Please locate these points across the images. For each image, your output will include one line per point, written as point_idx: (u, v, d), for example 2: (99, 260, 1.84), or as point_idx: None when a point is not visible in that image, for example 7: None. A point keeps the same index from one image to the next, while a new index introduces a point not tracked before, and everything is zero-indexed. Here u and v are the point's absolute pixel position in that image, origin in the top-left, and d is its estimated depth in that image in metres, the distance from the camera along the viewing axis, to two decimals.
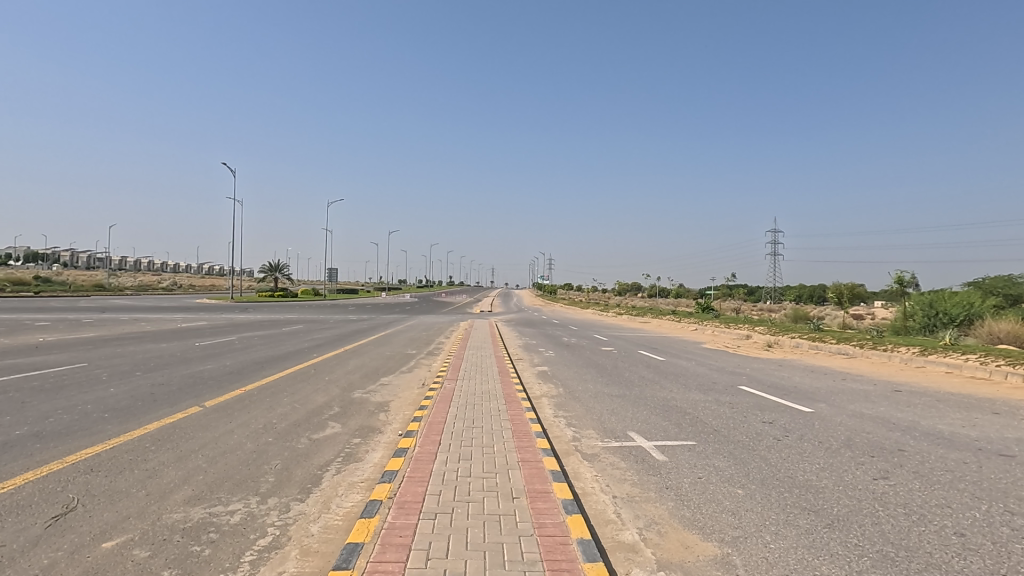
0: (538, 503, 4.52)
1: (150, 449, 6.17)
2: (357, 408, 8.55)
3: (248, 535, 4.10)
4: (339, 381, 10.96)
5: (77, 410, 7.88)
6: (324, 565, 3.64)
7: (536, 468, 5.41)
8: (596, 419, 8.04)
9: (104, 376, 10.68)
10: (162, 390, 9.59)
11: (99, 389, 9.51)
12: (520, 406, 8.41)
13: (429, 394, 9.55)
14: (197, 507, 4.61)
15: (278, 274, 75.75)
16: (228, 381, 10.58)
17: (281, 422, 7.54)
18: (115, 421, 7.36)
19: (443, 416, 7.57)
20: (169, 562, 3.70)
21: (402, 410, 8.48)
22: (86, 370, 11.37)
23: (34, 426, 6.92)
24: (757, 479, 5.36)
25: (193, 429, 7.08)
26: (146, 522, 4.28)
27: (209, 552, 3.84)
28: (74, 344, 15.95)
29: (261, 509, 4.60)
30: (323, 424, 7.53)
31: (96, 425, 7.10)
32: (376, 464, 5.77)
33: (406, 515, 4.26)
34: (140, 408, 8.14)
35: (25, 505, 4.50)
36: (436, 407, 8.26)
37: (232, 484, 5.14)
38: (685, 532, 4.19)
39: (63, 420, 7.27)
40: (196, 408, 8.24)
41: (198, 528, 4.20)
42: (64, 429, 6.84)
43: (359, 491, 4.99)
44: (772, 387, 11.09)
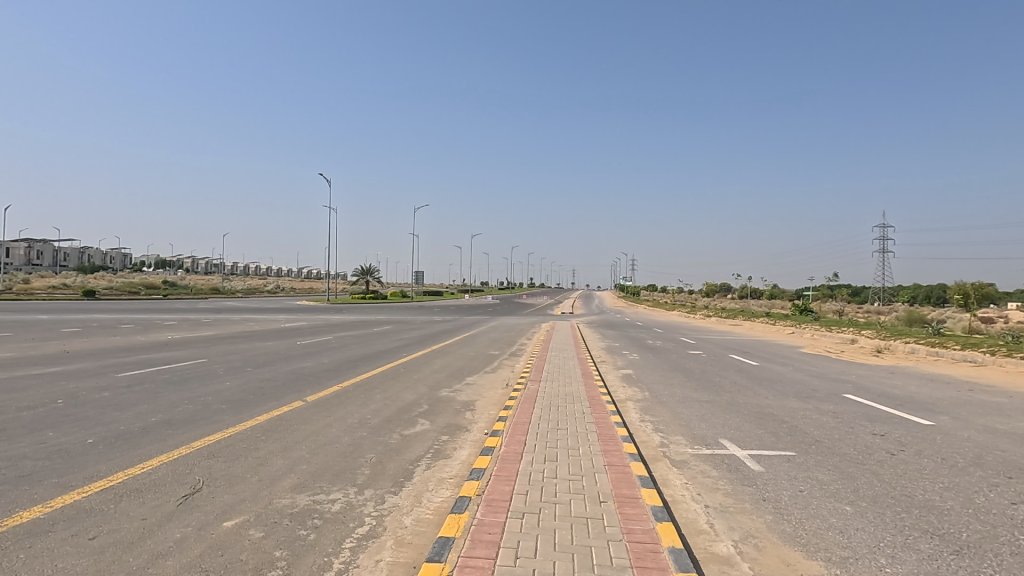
0: (626, 508, 4.43)
1: (260, 438, 6.73)
2: (444, 406, 8.85)
3: (347, 523, 4.36)
4: (427, 380, 11.37)
5: (198, 401, 8.75)
6: (417, 557, 3.79)
7: (623, 473, 5.30)
8: (684, 425, 7.78)
9: (220, 371, 11.81)
10: (269, 384, 10.46)
11: (217, 382, 10.55)
12: (606, 410, 8.29)
13: (513, 395, 9.65)
14: (302, 494, 4.97)
15: (370, 278, 80.57)
16: (324, 378, 11.31)
17: (374, 418, 7.96)
18: (230, 412, 8.08)
19: (528, 417, 7.62)
20: (279, 543, 4.01)
21: (487, 409, 8.63)
22: (205, 365, 12.60)
23: (166, 414, 7.79)
24: (869, 497, 4.93)
25: (296, 421, 7.64)
26: (259, 505, 4.68)
27: (314, 537, 4.12)
28: (196, 341, 17.79)
29: (359, 499, 4.87)
30: (413, 420, 7.85)
31: (214, 415, 7.84)
32: (464, 461, 5.94)
33: (494, 512, 4.33)
34: (251, 401, 8.90)
35: (161, 483, 5.08)
36: (521, 407, 8.32)
37: (332, 474, 5.49)
38: (785, 548, 3.94)
39: (188, 410, 8.12)
40: (299, 402, 8.88)
41: (304, 514, 4.52)
42: (189, 418, 7.63)
43: (448, 487, 5.13)
44: (883, 396, 10.14)
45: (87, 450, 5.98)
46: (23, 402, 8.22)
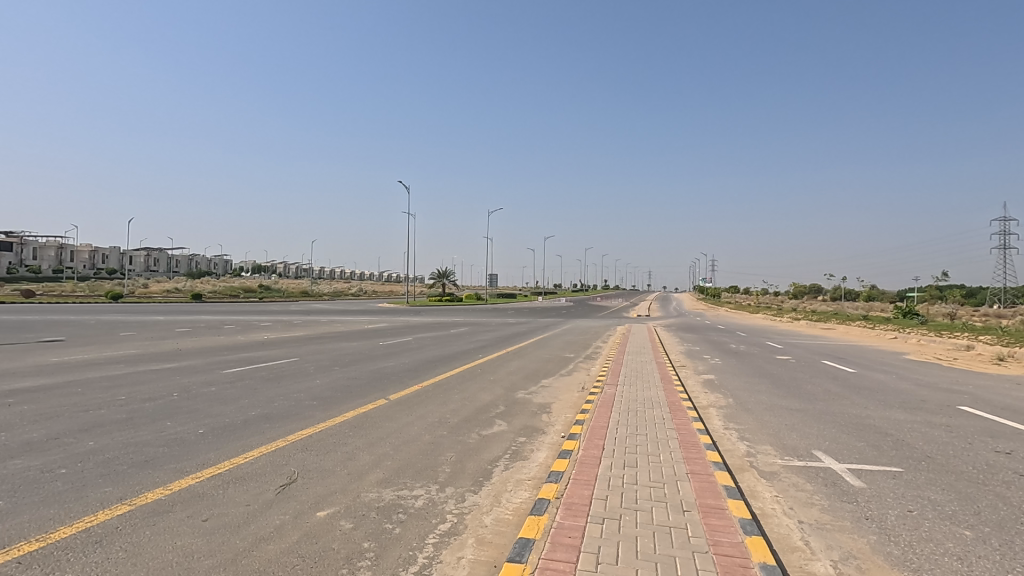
0: (711, 519, 4.25)
1: (348, 434, 7.09)
2: (520, 408, 8.91)
3: (430, 519, 4.49)
4: (503, 382, 11.50)
5: (292, 396, 9.37)
6: (497, 556, 3.83)
7: (708, 482, 5.09)
8: (773, 435, 7.35)
9: (310, 369, 12.58)
10: (354, 382, 11.00)
11: (308, 379, 11.24)
12: (687, 416, 8.01)
13: (589, 398, 9.55)
14: (388, 488, 5.18)
15: (446, 281, 82.78)
16: (405, 378, 11.74)
17: (453, 417, 8.16)
18: (320, 408, 8.58)
19: (606, 421, 7.51)
20: (368, 534, 4.21)
21: (563, 412, 8.59)
22: (297, 364, 13.47)
23: (264, 409, 8.39)
24: (992, 522, 4.42)
25: (380, 418, 7.98)
26: (349, 497, 4.93)
27: (399, 530, 4.28)
28: (289, 341, 19.04)
29: (441, 496, 5.01)
30: (490, 421, 7.97)
31: (306, 411, 8.35)
32: (541, 463, 5.95)
33: (574, 516, 4.30)
34: (338, 398, 9.40)
35: (262, 473, 5.49)
36: (598, 411, 8.22)
37: (415, 471, 5.68)
38: (893, 573, 3.61)
39: (283, 405, 8.71)
40: (382, 400, 9.27)
41: (389, 508, 4.71)
42: (284, 413, 8.17)
43: (526, 489, 5.15)
44: (1008, 410, 9.07)
45: (199, 440, 6.57)
46: (146, 394, 9.17)
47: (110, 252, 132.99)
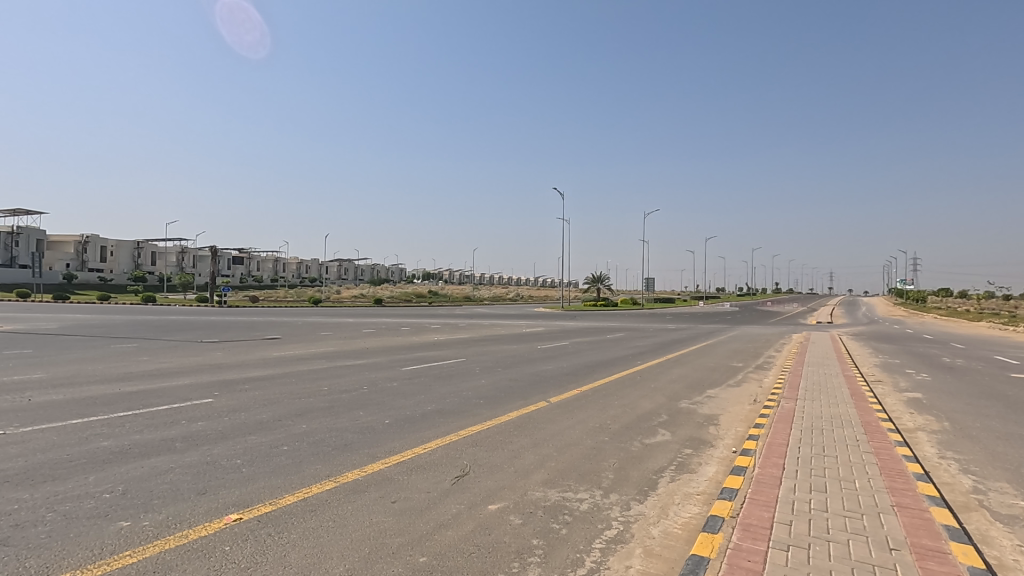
0: (928, 562, 3.62)
1: (513, 433, 7.39)
2: (685, 418, 8.49)
3: (596, 524, 4.48)
4: (665, 390, 11.07)
5: (461, 395, 10.06)
6: (668, 570, 3.69)
7: (921, 519, 4.34)
8: (1010, 469, 6.02)
9: (476, 370, 13.39)
10: (516, 384, 11.45)
11: (475, 379, 11.97)
12: (888, 439, 6.92)
13: (764, 412, 8.75)
14: (553, 489, 5.29)
15: (600, 286, 82.41)
16: (564, 381, 11.90)
17: (614, 424, 8.06)
18: (487, 407, 9.07)
19: (786, 439, 6.81)
20: (536, 532, 4.34)
21: (734, 426, 7.99)
22: (464, 364, 14.43)
23: (438, 405, 9.13)
24: None
25: (542, 420, 8.19)
26: (517, 494, 5.14)
27: (566, 532, 4.34)
28: (456, 343, 20.48)
29: (606, 502, 4.98)
30: (653, 430, 7.72)
31: (475, 408, 8.90)
32: (712, 478, 5.60)
33: (753, 539, 3.98)
34: (502, 398, 9.85)
35: (440, 463, 5.96)
36: (775, 427, 7.49)
37: (578, 475, 5.73)
38: None
39: (454, 402, 9.39)
40: (543, 403, 9.51)
41: (555, 509, 4.80)
42: (455, 409, 8.80)
43: (696, 504, 4.88)
44: None
45: (386, 429, 7.39)
46: (342, 386, 10.55)
47: (313, 265, 155.81)
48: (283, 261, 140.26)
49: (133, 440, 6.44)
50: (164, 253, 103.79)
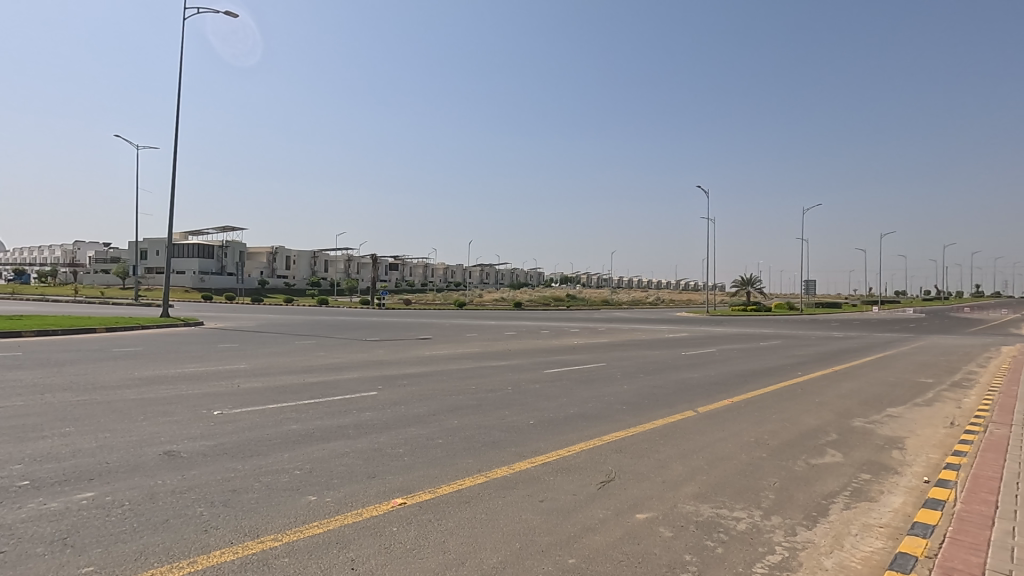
0: None
1: (659, 441, 7.14)
2: (860, 439, 7.51)
3: (756, 546, 4.15)
4: (833, 405, 9.90)
5: (603, 399, 9.95)
6: None
7: None
8: None
9: (617, 375, 13.17)
10: (660, 391, 11.04)
11: (617, 384, 11.78)
12: None
13: (964, 438, 7.41)
14: (706, 504, 5.01)
15: (751, 289, 76.29)
16: (713, 390, 11.21)
17: (773, 439, 7.40)
18: (630, 413, 8.87)
19: (998, 471, 5.70)
20: (688, 548, 4.14)
21: (925, 451, 6.88)
22: (605, 369, 14.27)
23: (580, 408, 9.14)
24: None
25: (690, 430, 7.80)
26: (666, 506, 4.95)
27: (722, 551, 4.08)
28: (595, 347, 20.34)
29: (767, 524, 4.59)
30: (820, 449, 6.95)
31: (618, 414, 8.76)
32: (898, 509, 4.88)
33: None
34: (646, 405, 9.56)
35: (585, 467, 5.96)
36: (982, 456, 6.30)
37: (734, 491, 5.35)
38: None
39: (596, 406, 9.33)
40: (691, 412, 9.05)
41: (708, 525, 4.54)
42: (598, 414, 8.75)
43: (880, 538, 4.29)
44: None
45: (531, 429, 7.57)
46: (488, 385, 11.04)
47: (458, 270, 165.48)
48: (432, 267, 150.82)
49: (315, 425, 7.38)
50: (334, 261, 117.42)
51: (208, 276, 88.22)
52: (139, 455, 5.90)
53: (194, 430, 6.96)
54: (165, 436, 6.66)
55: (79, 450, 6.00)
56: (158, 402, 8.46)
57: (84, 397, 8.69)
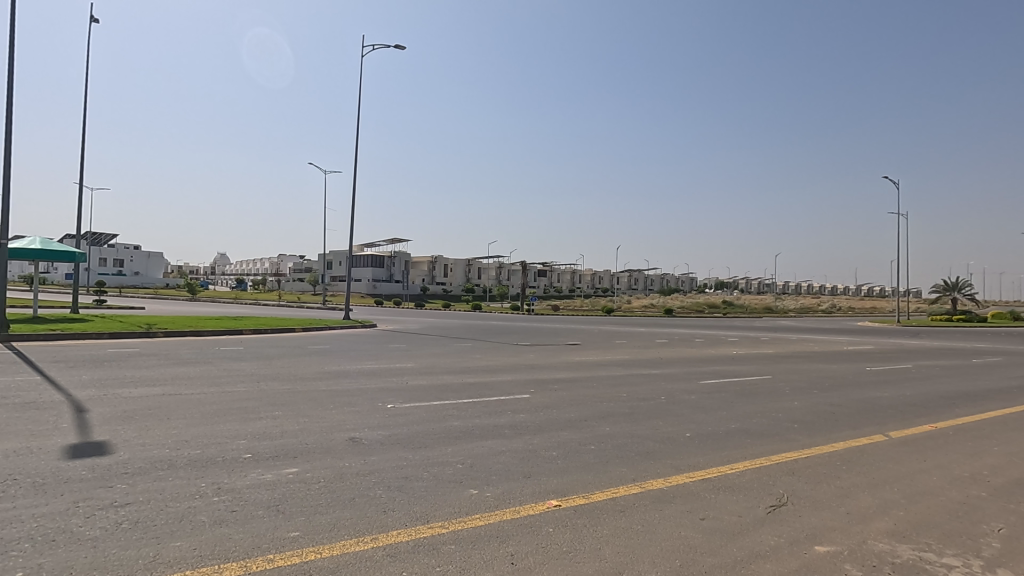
0: None
1: (841, 467, 6.32)
2: None
3: None
4: None
5: (771, 416, 9.09)
6: None
7: None
8: None
9: (786, 389, 11.95)
10: (841, 410, 9.77)
11: (786, 400, 10.69)
12: None
13: None
14: (904, 544, 4.31)
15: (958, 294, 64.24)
16: (910, 413, 9.62)
17: (996, 477, 6.12)
18: (804, 432, 7.99)
19: None
20: None
21: None
22: (771, 382, 13.04)
23: (743, 424, 8.46)
24: None
25: (881, 457, 6.78)
26: (852, 540, 4.36)
27: None
28: (759, 358, 18.70)
29: None
30: None
31: (789, 433, 7.94)
32: None
33: None
34: (823, 425, 8.53)
35: (751, 488, 5.51)
36: None
37: (943, 534, 4.53)
38: None
39: (762, 423, 8.56)
40: (881, 436, 7.86)
41: (909, 569, 3.90)
42: (764, 431, 8.02)
43: None
44: None
45: (688, 442, 7.19)
46: (641, 394, 10.74)
47: (606, 276, 163.91)
48: (580, 273, 151.44)
49: (475, 423, 7.83)
50: (486, 269, 123.62)
51: (380, 283, 98.53)
52: (330, 439, 6.77)
53: (372, 420, 7.81)
54: (349, 424, 7.57)
55: (285, 431, 7.08)
56: (343, 394, 9.64)
57: (288, 386, 10.23)
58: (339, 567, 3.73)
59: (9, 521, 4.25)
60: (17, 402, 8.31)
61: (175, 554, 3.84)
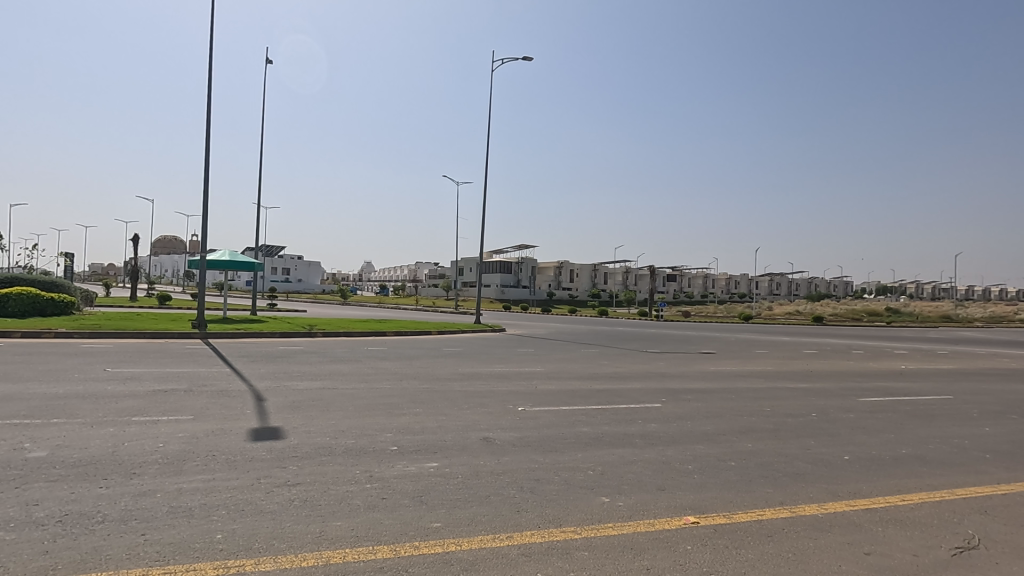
0: None
1: None
2: None
3: None
4: None
5: (953, 442, 7.79)
6: None
7: None
8: None
9: (973, 412, 10.17)
10: None
11: (973, 425, 9.09)
12: None
13: None
14: None
15: None
16: None
17: None
18: (999, 465, 6.74)
19: None
20: None
21: None
22: (952, 403, 11.19)
23: (917, 450, 7.36)
24: None
25: None
26: None
27: None
28: (935, 375, 16.14)
29: None
30: None
31: (978, 464, 6.74)
32: None
33: None
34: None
35: (929, 524, 4.77)
36: None
37: None
38: None
39: (942, 450, 7.38)
40: None
41: None
42: (945, 459, 6.90)
43: None
44: None
45: (847, 466, 6.42)
46: (787, 410, 9.82)
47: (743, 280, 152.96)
48: (713, 277, 143.04)
49: (605, 430, 7.73)
50: (613, 274, 121.56)
51: (508, 289, 101.47)
52: (465, 438, 7.12)
53: (504, 422, 8.05)
54: (483, 424, 7.88)
55: (425, 427, 7.57)
56: (476, 395, 10.08)
57: (427, 385, 10.94)
58: (477, 560, 3.90)
59: (211, 490, 5.08)
60: (214, 389, 9.88)
61: (336, 532, 4.29)
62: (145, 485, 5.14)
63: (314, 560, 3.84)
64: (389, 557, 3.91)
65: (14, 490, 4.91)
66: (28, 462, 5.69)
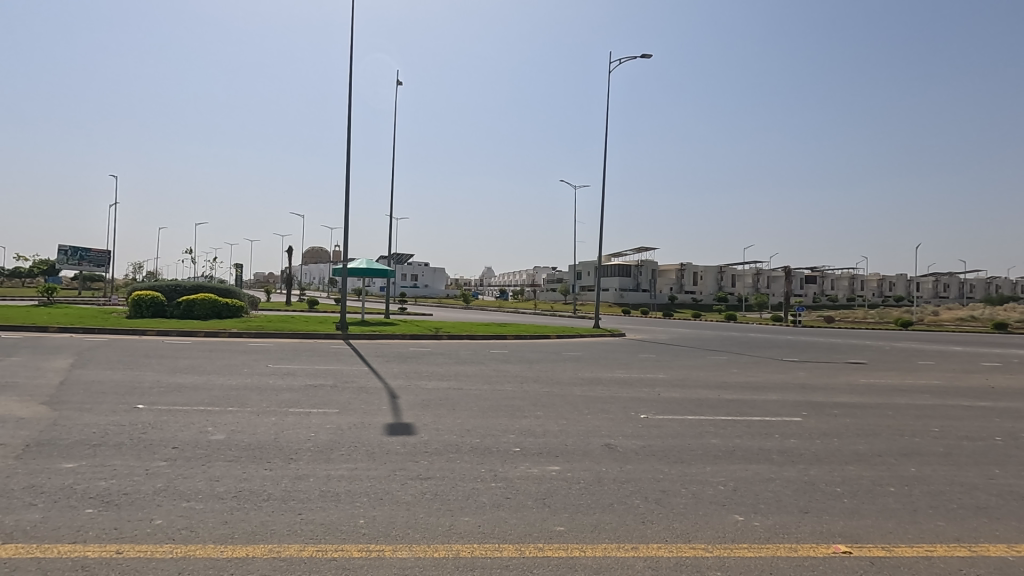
0: None
1: None
2: None
3: None
4: None
5: None
6: None
7: None
8: None
9: None
10: None
11: None
12: None
13: None
14: None
15: None
16: None
17: None
18: None
19: None
20: None
21: None
22: None
23: None
24: None
25: None
26: None
27: None
28: None
29: None
30: None
31: None
32: None
33: None
34: None
35: None
36: None
37: None
38: None
39: None
40: None
41: None
42: None
43: None
44: None
45: None
46: (963, 431, 8.45)
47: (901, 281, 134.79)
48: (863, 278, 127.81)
49: (737, 444, 7.22)
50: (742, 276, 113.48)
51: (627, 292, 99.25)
52: (587, 443, 7.05)
53: (627, 429, 7.86)
54: (605, 431, 7.75)
55: (547, 431, 7.63)
56: (597, 400, 9.96)
57: (547, 389, 11.04)
58: (602, 569, 3.85)
59: (356, 477, 5.57)
60: (355, 386, 10.83)
61: (464, 527, 4.47)
62: (301, 470, 5.77)
63: (445, 552, 4.04)
64: (515, 557, 3.99)
65: (202, 466, 5.79)
66: (211, 443, 6.66)
